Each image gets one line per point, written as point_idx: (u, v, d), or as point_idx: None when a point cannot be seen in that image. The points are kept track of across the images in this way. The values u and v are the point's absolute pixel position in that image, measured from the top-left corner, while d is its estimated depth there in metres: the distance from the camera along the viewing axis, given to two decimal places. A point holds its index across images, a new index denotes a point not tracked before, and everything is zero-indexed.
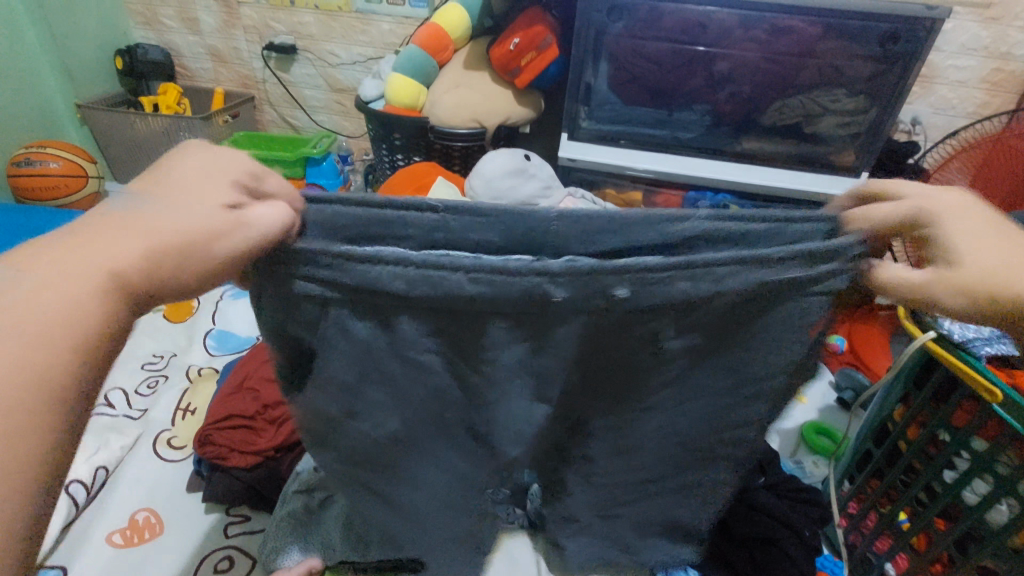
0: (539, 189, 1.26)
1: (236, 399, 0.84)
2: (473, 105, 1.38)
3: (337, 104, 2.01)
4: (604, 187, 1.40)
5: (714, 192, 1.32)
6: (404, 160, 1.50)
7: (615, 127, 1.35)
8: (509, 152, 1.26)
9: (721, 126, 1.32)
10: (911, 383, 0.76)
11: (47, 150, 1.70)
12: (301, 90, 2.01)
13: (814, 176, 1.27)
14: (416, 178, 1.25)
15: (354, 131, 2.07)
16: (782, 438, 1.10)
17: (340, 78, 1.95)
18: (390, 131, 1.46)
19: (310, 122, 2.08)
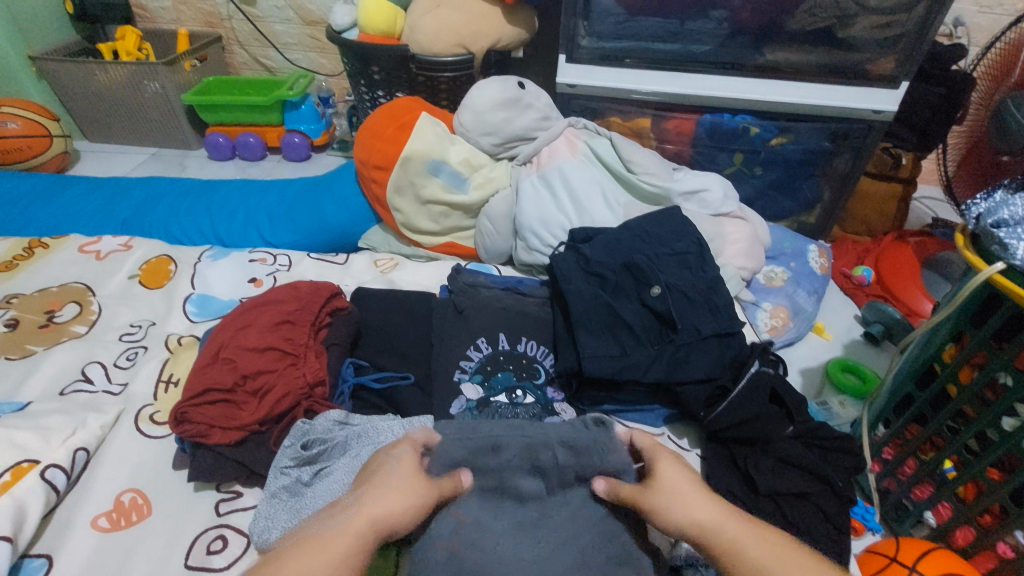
0: (536, 120, 1.13)
1: (209, 373, 0.76)
2: (458, 26, 1.21)
3: (312, 39, 1.83)
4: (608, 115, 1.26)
5: (732, 114, 1.19)
6: (387, 96, 1.36)
7: (619, 44, 1.19)
8: (501, 80, 1.13)
9: (741, 37, 1.15)
10: (969, 319, 0.66)
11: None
12: (270, 25, 1.82)
13: (847, 89, 1.12)
14: (400, 114, 1.11)
15: (333, 70, 1.90)
16: (805, 377, 1.03)
17: (311, 8, 1.76)
18: (369, 64, 1.31)
19: (286, 62, 1.90)
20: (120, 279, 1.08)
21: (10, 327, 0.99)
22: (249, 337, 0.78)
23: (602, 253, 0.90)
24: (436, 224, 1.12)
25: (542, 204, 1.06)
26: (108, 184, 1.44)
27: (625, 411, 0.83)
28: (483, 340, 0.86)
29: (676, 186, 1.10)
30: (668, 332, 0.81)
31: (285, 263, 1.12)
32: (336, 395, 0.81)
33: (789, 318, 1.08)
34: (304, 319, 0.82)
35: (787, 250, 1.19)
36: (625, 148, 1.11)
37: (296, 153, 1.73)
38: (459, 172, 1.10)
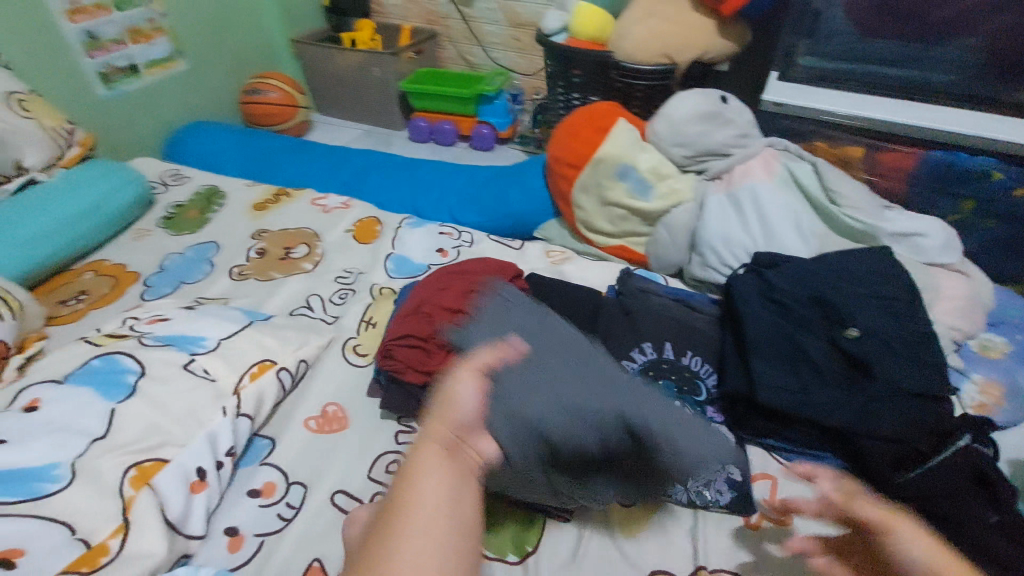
0: (733, 137, 1.11)
1: (409, 321, 0.87)
2: (667, 37, 1.23)
3: (514, 40, 1.97)
4: (813, 140, 1.18)
5: (971, 154, 1.03)
6: (581, 99, 1.43)
7: None
8: (704, 94, 1.12)
9: None
10: None
11: (268, 81, 1.95)
12: (481, 26, 2.00)
13: None
14: (597, 117, 1.17)
15: (528, 70, 2.02)
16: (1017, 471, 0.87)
17: (520, 12, 1.90)
18: (571, 68, 1.39)
19: (487, 59, 2.07)
20: (339, 231, 1.29)
21: (260, 256, 1.24)
22: (446, 299, 0.88)
23: (790, 282, 0.86)
24: (612, 226, 1.15)
25: (727, 222, 1.03)
26: (334, 151, 1.72)
27: (789, 451, 0.78)
28: (649, 345, 0.88)
29: (885, 225, 1.00)
30: (857, 377, 0.75)
31: (468, 240, 1.24)
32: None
33: (1006, 398, 0.92)
34: (491, 292, 0.91)
35: (1014, 320, 1.02)
36: (831, 178, 1.04)
37: (483, 143, 1.89)
38: (645, 180, 1.12)
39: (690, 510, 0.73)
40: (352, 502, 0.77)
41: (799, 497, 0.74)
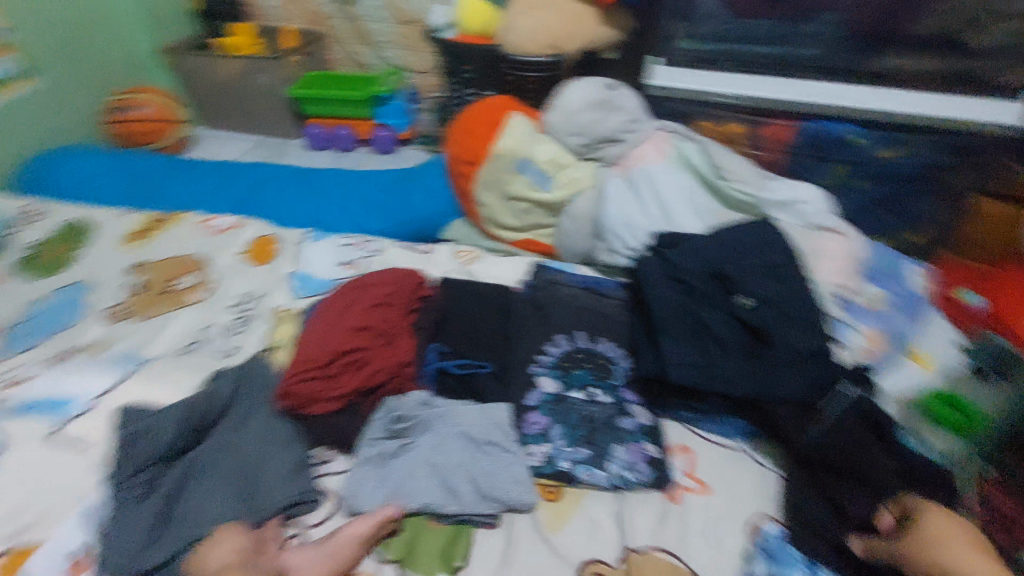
0: (624, 122, 1.13)
1: (309, 347, 0.79)
2: (552, 28, 1.23)
3: (405, 38, 1.92)
4: (698, 120, 1.24)
5: (834, 123, 1.13)
6: (476, 94, 1.41)
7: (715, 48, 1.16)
8: (593, 82, 1.14)
9: None
10: None
11: (137, 95, 1.76)
12: (368, 24, 1.93)
13: (960, 102, 1.09)
14: (490, 112, 1.15)
15: (423, 68, 1.97)
16: (897, 406, 0.97)
17: (407, 8, 1.84)
18: (461, 63, 1.36)
19: (379, 59, 2.00)
20: (230, 253, 1.18)
21: (141, 291, 1.11)
22: (347, 317, 0.83)
23: (688, 259, 0.89)
24: (518, 221, 1.15)
25: (626, 207, 1.06)
26: (221, 166, 1.58)
27: (701, 420, 0.82)
28: (563, 336, 0.88)
29: (769, 195, 1.06)
30: (754, 344, 0.80)
31: (375, 249, 1.17)
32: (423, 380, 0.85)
33: (884, 342, 1.02)
34: (395, 303, 0.87)
35: (887, 269, 1.11)
36: (717, 155, 1.09)
37: (383, 145, 1.83)
38: (545, 172, 1.12)
39: (617, 494, 0.74)
40: None
41: (716, 464, 0.77)
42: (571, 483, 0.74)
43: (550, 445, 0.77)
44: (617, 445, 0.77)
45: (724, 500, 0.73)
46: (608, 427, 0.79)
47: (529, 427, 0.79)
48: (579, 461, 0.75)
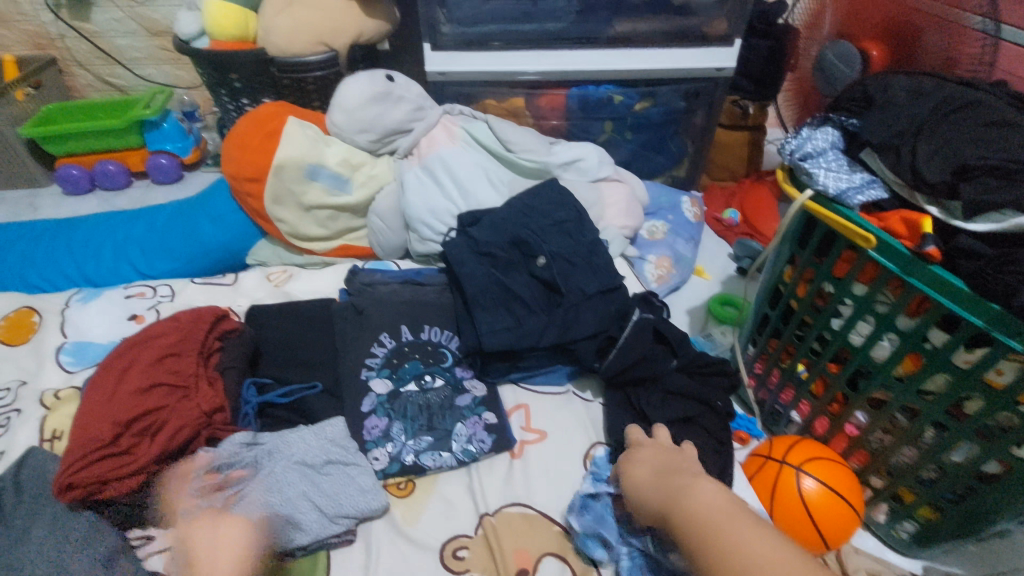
0: (409, 112, 1.13)
1: (86, 427, 0.70)
2: (315, 25, 1.18)
3: (162, 51, 1.69)
4: (483, 99, 1.30)
5: (596, 85, 1.26)
6: (253, 104, 1.31)
7: (480, 29, 1.22)
8: (369, 75, 1.12)
9: (593, 11, 1.22)
10: (796, 243, 0.77)
11: None
12: (111, 40, 1.67)
13: (688, 51, 1.22)
14: (264, 121, 1.08)
15: (194, 82, 1.77)
16: (691, 317, 1.14)
17: (155, 18, 1.63)
18: (226, 73, 1.25)
19: (137, 78, 1.75)
20: None
21: None
22: (132, 379, 0.74)
23: (489, 233, 0.94)
24: (324, 229, 1.10)
25: (427, 194, 1.07)
26: None
27: (530, 377, 0.88)
28: (387, 335, 0.88)
29: (553, 159, 1.16)
30: (557, 297, 0.87)
31: (167, 294, 1.05)
32: (241, 418, 0.79)
33: (671, 266, 1.18)
34: (189, 348, 0.78)
35: (664, 204, 1.29)
36: (503, 130, 1.15)
37: (166, 174, 1.61)
38: (339, 174, 1.08)
39: (465, 469, 0.78)
40: None
41: (548, 412, 0.84)
42: (420, 473, 0.77)
43: (393, 443, 0.78)
44: (457, 423, 0.81)
45: (561, 443, 0.80)
46: (446, 408, 0.82)
47: (368, 432, 0.79)
48: (422, 450, 0.78)
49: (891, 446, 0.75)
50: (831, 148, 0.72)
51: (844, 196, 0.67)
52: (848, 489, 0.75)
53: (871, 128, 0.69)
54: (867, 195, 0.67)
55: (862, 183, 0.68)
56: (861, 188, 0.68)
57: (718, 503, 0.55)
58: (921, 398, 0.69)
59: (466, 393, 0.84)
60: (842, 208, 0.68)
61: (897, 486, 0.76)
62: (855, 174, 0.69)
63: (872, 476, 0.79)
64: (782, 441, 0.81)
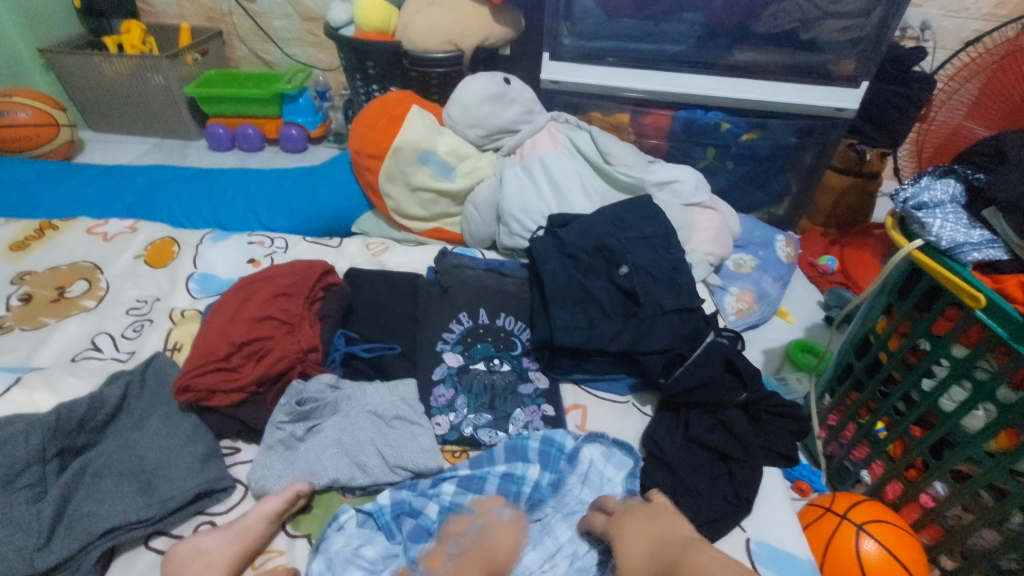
0: (520, 114, 1.20)
1: (206, 342, 0.81)
2: (448, 25, 1.28)
3: (310, 35, 1.90)
4: (590, 111, 1.34)
5: (705, 110, 1.26)
6: (381, 90, 1.43)
7: (600, 43, 1.26)
8: (488, 76, 1.20)
9: (715, 37, 1.23)
10: (894, 293, 0.74)
11: (11, 98, 1.63)
12: (270, 21, 1.89)
13: (813, 88, 1.19)
14: (391, 106, 1.19)
15: (331, 65, 1.96)
16: (767, 357, 1.11)
17: (309, 5, 1.82)
18: (363, 60, 1.38)
19: (284, 57, 1.97)
20: (126, 258, 1.15)
21: (24, 302, 1.05)
22: (249, 309, 0.85)
23: (577, 236, 0.97)
24: (424, 211, 1.19)
25: (524, 192, 1.13)
26: (114, 171, 1.51)
27: (593, 381, 0.90)
28: (465, 314, 0.94)
29: (649, 177, 1.18)
30: (634, 307, 0.89)
31: (282, 245, 1.19)
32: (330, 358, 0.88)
33: (753, 302, 1.16)
34: (298, 292, 0.89)
35: (756, 239, 1.26)
36: (604, 143, 1.19)
37: (294, 144, 1.79)
38: (447, 162, 1.17)
39: None
40: (172, 540, 0.71)
41: (605, 418, 0.86)
42: (475, 447, 0.82)
43: (456, 413, 0.84)
44: (517, 408, 0.85)
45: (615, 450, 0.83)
46: (509, 393, 0.87)
47: (435, 399, 0.85)
48: (480, 426, 0.83)
49: (970, 526, 0.70)
50: (950, 202, 0.69)
51: (958, 249, 0.64)
52: (912, 559, 0.71)
53: (997, 185, 0.65)
54: (985, 253, 0.63)
55: (978, 241, 0.64)
56: (978, 245, 0.64)
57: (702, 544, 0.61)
58: (1013, 480, 0.64)
59: (530, 382, 0.89)
60: (953, 263, 0.64)
61: (970, 570, 0.72)
62: (973, 229, 0.65)
63: (943, 554, 0.75)
64: (848, 498, 0.77)
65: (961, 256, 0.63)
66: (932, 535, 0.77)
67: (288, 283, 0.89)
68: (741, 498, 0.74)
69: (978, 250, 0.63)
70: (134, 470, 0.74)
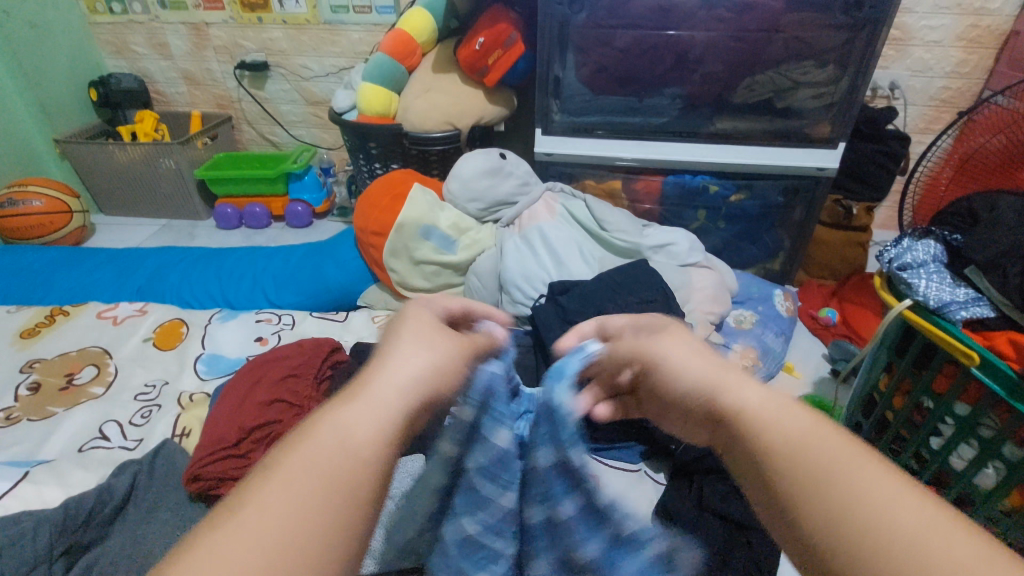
0: (516, 186, 1.26)
1: (215, 429, 0.82)
2: (445, 107, 1.37)
3: (314, 117, 2.01)
4: (584, 179, 1.41)
5: (693, 174, 1.33)
6: (383, 168, 1.50)
7: (589, 118, 1.34)
8: (485, 153, 1.26)
9: (697, 108, 1.31)
10: (893, 351, 0.75)
11: (28, 189, 1.69)
12: (276, 106, 2.00)
13: (793, 150, 1.26)
14: (394, 185, 1.25)
15: (335, 144, 2.07)
16: None
17: (314, 91, 1.94)
18: (366, 141, 1.46)
19: (289, 138, 2.08)
20: (134, 342, 1.17)
21: (33, 391, 1.06)
22: (259, 393, 0.85)
23: (578, 303, 1.00)
24: (428, 282, 1.22)
25: (524, 261, 1.16)
26: (124, 254, 1.56)
27: (604, 450, 0.91)
28: None
29: (646, 241, 1.21)
30: None
31: (289, 323, 1.22)
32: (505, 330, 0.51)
33: (758, 359, 1.17)
34: (307, 374, 0.90)
35: (753, 295, 1.29)
36: (599, 210, 1.24)
37: (300, 220, 1.85)
38: (448, 236, 1.21)
39: None
40: None
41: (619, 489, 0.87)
42: None
43: None
44: None
45: None
46: None
47: None
48: None
49: None
50: (932, 262, 0.71)
51: (946, 308, 0.66)
52: None
53: (976, 247, 0.68)
54: (972, 312, 0.65)
55: (963, 298, 0.66)
56: (965, 303, 0.66)
57: (810, 423, 0.35)
58: None
59: None
60: (942, 322, 0.66)
61: None
62: (956, 287, 0.68)
63: None
64: None
65: (947, 316, 0.65)
66: None
67: (295, 365, 0.90)
68: (764, 568, 0.70)
69: (959, 312, 0.65)
70: (139, 567, 0.72)
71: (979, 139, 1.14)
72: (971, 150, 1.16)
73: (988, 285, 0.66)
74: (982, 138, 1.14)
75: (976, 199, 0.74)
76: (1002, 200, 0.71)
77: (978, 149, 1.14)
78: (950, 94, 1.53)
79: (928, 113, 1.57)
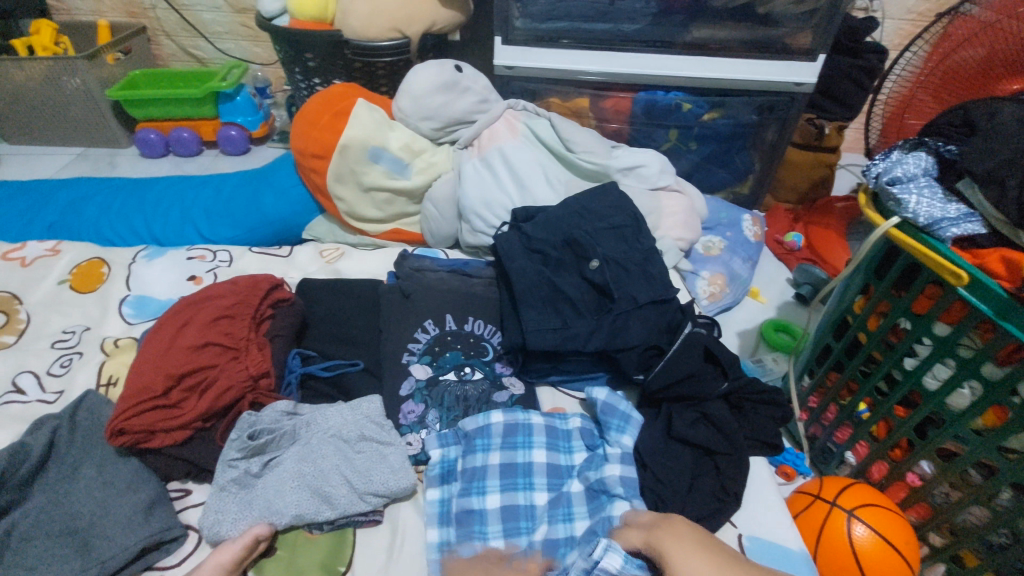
0: (474, 103, 1.13)
1: (140, 377, 0.73)
2: (390, 10, 1.19)
3: (243, 27, 1.76)
4: (548, 96, 1.29)
5: (665, 91, 1.23)
6: (324, 83, 1.34)
7: (554, 25, 1.20)
8: (438, 64, 1.12)
9: (669, 15, 1.19)
10: (872, 272, 0.72)
11: None
12: (197, 14, 1.75)
13: (771, 63, 1.16)
14: (335, 101, 1.10)
15: (270, 59, 1.84)
16: (741, 339, 1.10)
17: None
18: (302, 52, 1.28)
19: (216, 52, 1.83)
20: (46, 285, 1.03)
21: None
22: (187, 336, 0.76)
23: (543, 230, 0.92)
24: (380, 212, 1.12)
25: (485, 186, 1.07)
26: (29, 187, 1.37)
27: (570, 381, 0.88)
28: (431, 321, 0.87)
29: (614, 163, 1.13)
30: (606, 301, 0.85)
31: (225, 259, 1.10)
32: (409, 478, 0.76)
33: (726, 285, 1.14)
34: (244, 314, 0.81)
35: (723, 221, 1.25)
36: (565, 130, 1.14)
37: (235, 146, 1.67)
38: (400, 159, 1.10)
39: None
40: None
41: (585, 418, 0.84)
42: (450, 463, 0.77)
43: (428, 430, 0.79)
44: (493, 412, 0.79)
45: None
46: (482, 402, 0.82)
47: (404, 416, 0.79)
48: (448, 443, 0.77)
49: (958, 503, 0.70)
50: (922, 176, 0.66)
51: (936, 226, 0.62)
52: (904, 542, 0.70)
53: (977, 159, 0.62)
54: (963, 228, 0.61)
55: (956, 215, 0.62)
56: (956, 221, 0.62)
57: None
58: (1002, 456, 0.64)
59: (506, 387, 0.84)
60: (931, 240, 0.62)
61: (960, 547, 0.73)
62: (949, 203, 0.63)
63: (931, 532, 0.76)
64: (835, 482, 0.76)
65: (939, 236, 0.62)
66: (917, 513, 0.77)
67: (229, 305, 0.81)
68: (730, 492, 0.71)
69: (959, 229, 0.61)
70: (66, 529, 0.66)
71: (955, 50, 1.04)
72: (944, 62, 1.06)
73: (985, 202, 0.61)
74: (958, 48, 1.04)
75: (975, 106, 0.68)
76: (1004, 108, 0.65)
77: (954, 61, 1.04)
78: (930, 4, 1.45)
79: (906, 27, 1.49)
